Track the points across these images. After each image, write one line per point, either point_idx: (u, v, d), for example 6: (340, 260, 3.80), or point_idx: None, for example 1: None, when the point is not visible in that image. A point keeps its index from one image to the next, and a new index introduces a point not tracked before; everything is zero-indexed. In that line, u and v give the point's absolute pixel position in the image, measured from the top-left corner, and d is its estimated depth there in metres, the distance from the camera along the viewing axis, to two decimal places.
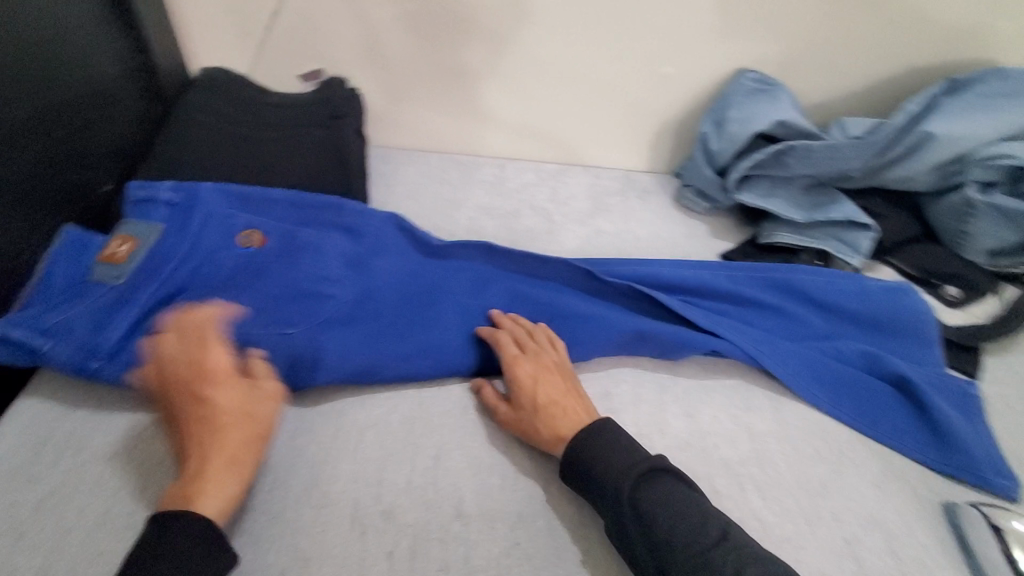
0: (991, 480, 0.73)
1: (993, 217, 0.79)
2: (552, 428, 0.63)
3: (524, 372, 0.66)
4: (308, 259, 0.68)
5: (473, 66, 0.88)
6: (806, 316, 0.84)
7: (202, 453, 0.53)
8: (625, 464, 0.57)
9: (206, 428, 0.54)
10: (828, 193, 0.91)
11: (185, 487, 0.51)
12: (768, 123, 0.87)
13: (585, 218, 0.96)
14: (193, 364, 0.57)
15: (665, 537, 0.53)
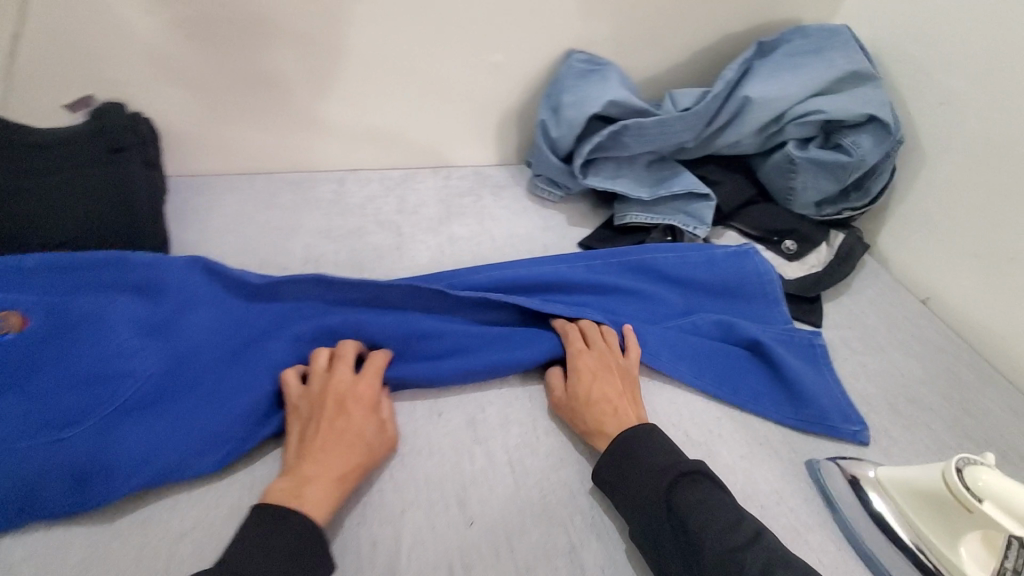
0: (840, 427, 0.65)
1: (813, 171, 0.83)
2: (599, 423, 0.58)
3: (587, 363, 0.62)
4: (98, 325, 0.56)
5: (283, 75, 0.80)
6: (662, 294, 0.73)
7: (315, 467, 0.51)
8: (662, 462, 0.53)
9: (334, 442, 0.53)
10: (669, 166, 0.87)
11: (293, 488, 0.50)
12: (601, 103, 0.81)
13: (437, 225, 0.85)
14: (347, 392, 0.56)
15: (694, 532, 0.48)
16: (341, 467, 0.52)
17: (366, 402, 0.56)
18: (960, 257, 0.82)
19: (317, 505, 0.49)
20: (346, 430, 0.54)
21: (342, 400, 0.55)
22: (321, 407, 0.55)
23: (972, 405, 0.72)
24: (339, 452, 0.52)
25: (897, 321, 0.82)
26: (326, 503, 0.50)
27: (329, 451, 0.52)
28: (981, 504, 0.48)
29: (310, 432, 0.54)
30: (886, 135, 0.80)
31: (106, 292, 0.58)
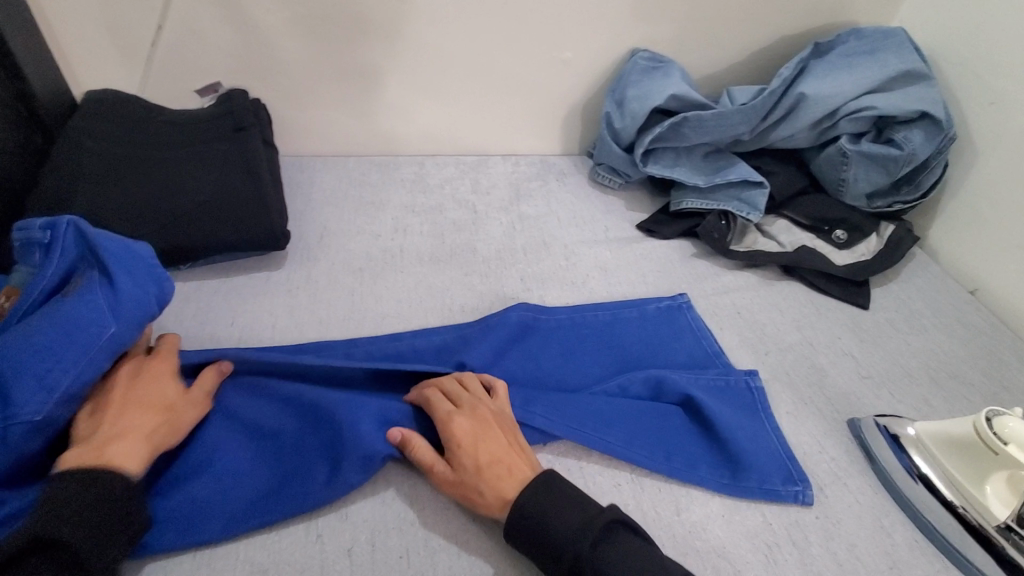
0: (781, 490, 0.58)
1: (864, 163, 0.88)
2: (500, 488, 0.52)
3: (461, 427, 0.54)
4: (72, 311, 0.52)
5: (378, 65, 0.92)
6: (586, 360, 0.68)
7: (123, 426, 0.51)
8: (578, 523, 0.48)
9: (133, 407, 0.52)
10: (726, 157, 0.93)
11: (94, 448, 0.48)
12: (663, 97, 0.88)
13: (508, 204, 0.94)
14: (143, 369, 0.57)
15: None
16: (148, 428, 0.52)
17: (161, 376, 0.57)
18: (1010, 249, 0.85)
19: (124, 457, 0.49)
20: (147, 397, 0.54)
21: (143, 376, 0.56)
22: (114, 381, 0.54)
23: (1011, 381, 0.75)
24: (141, 413, 0.52)
25: (943, 306, 0.85)
26: (141, 455, 0.50)
27: (131, 412, 0.52)
28: (1007, 446, 0.52)
29: (107, 398, 0.53)
30: (937, 131, 0.85)
31: (98, 288, 0.54)
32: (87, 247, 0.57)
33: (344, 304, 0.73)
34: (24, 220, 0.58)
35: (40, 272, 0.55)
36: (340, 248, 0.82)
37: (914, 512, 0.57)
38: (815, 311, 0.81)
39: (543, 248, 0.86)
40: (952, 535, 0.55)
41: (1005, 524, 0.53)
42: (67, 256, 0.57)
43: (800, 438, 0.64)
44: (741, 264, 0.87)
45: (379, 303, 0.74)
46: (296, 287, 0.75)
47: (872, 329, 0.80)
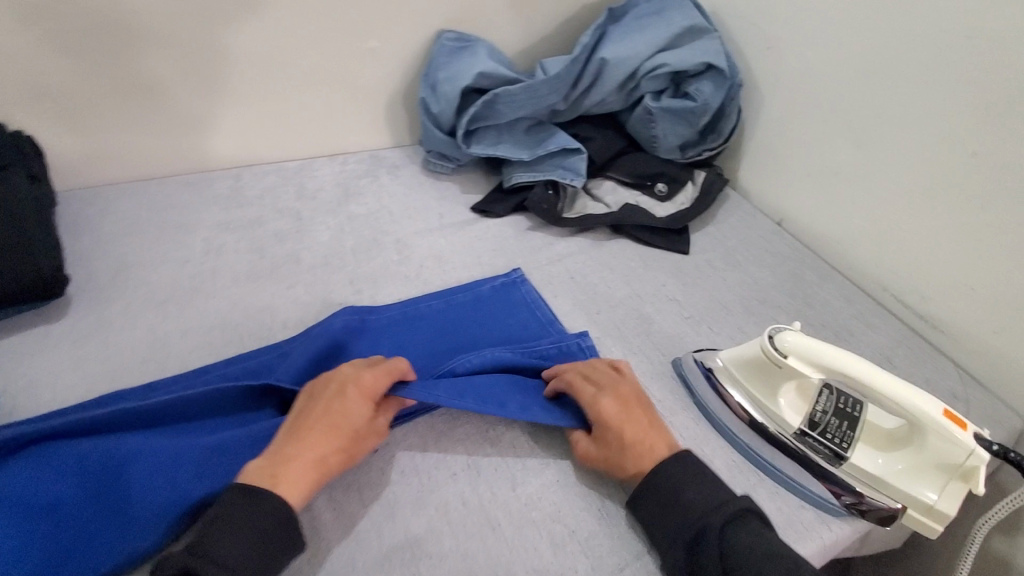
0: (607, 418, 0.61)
1: (668, 118, 0.93)
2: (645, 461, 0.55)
3: (376, 386, 0.55)
4: None
5: (160, 77, 0.82)
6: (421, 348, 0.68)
7: (300, 449, 0.51)
8: (713, 501, 0.51)
9: (324, 429, 0.52)
10: (546, 128, 0.95)
11: (271, 468, 0.50)
12: (471, 76, 0.88)
13: (336, 206, 0.90)
14: (352, 378, 0.55)
15: (746, 565, 0.46)
16: (325, 451, 0.52)
17: (368, 391, 0.55)
18: (801, 178, 0.94)
19: (292, 486, 0.49)
20: (343, 418, 0.53)
21: (345, 383, 0.55)
22: (326, 389, 0.55)
23: (812, 297, 0.84)
24: (329, 439, 0.52)
25: (753, 240, 0.93)
26: (298, 488, 0.50)
27: (353, 408, 0.54)
28: (787, 359, 0.57)
29: (278, 444, 0.52)
30: (724, 80, 0.92)
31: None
32: None
33: (145, 344, 0.66)
34: None
35: None
36: (141, 283, 0.73)
37: (729, 437, 0.62)
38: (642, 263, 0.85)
39: (373, 246, 0.83)
40: (763, 449, 0.60)
41: (800, 430, 0.58)
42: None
43: None
44: (572, 230, 0.90)
45: (188, 336, 0.68)
46: (87, 336, 0.67)
47: (693, 272, 0.85)
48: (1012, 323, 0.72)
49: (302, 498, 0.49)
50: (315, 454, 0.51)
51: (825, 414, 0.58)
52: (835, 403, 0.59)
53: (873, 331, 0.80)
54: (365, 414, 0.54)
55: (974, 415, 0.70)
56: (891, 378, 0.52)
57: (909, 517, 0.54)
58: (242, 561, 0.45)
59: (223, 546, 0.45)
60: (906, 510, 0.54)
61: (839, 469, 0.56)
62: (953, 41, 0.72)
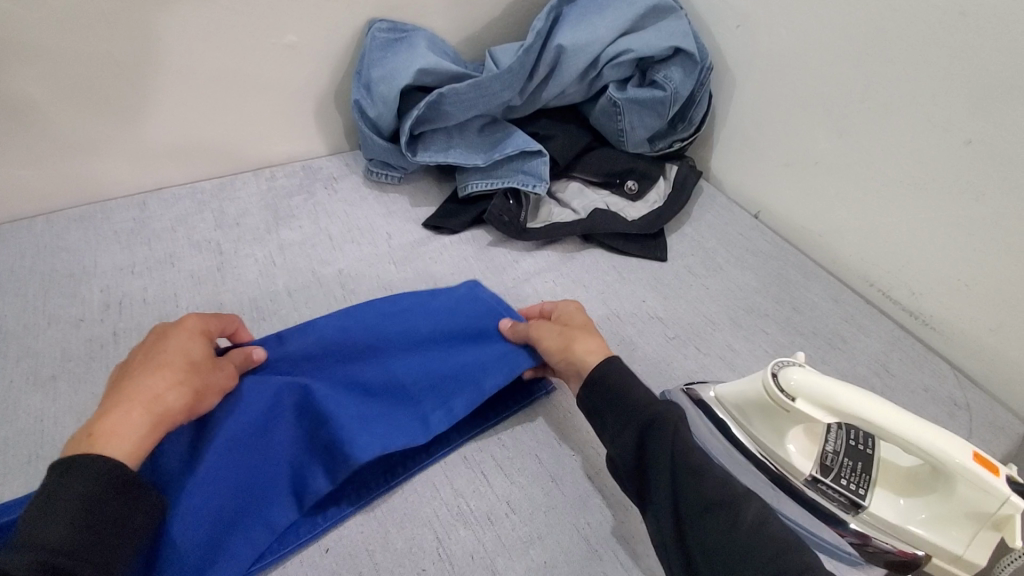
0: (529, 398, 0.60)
1: (635, 110, 0.84)
2: (579, 344, 0.57)
3: (200, 322, 0.51)
4: None
5: (25, 95, 0.67)
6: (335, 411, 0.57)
7: (124, 399, 0.44)
8: (652, 399, 0.52)
9: (141, 370, 0.46)
10: (501, 127, 0.84)
11: (90, 428, 0.42)
12: (410, 74, 0.76)
13: (265, 233, 0.78)
14: (169, 324, 0.50)
15: (688, 468, 0.47)
16: (159, 389, 0.45)
17: (190, 326, 0.50)
18: (777, 167, 0.87)
19: (119, 438, 0.42)
20: (161, 353, 0.47)
21: (164, 331, 0.49)
22: (144, 343, 0.49)
23: (800, 301, 0.78)
24: (151, 378, 0.45)
25: (734, 239, 0.86)
26: (130, 436, 0.43)
27: (172, 343, 0.48)
28: (796, 403, 0.50)
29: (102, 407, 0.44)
30: (693, 66, 0.83)
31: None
32: None
33: (31, 438, 0.54)
34: None
35: None
36: (23, 355, 0.60)
37: None
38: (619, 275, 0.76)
39: (312, 280, 0.71)
40: (768, 495, 0.54)
41: (811, 477, 0.52)
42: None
43: None
44: (538, 243, 0.81)
45: (87, 421, 0.56)
46: None
47: (674, 282, 0.78)
48: (1010, 322, 0.67)
49: (130, 446, 0.42)
50: (146, 398, 0.45)
51: (837, 454, 0.53)
52: (845, 442, 0.54)
53: (865, 335, 0.75)
54: (198, 347, 0.49)
55: (975, 425, 0.66)
56: (913, 419, 0.47)
57: (933, 564, 0.49)
58: (72, 535, 0.38)
59: (41, 521, 0.37)
60: (929, 558, 0.49)
61: (853, 516, 0.51)
62: (944, 17, 0.64)
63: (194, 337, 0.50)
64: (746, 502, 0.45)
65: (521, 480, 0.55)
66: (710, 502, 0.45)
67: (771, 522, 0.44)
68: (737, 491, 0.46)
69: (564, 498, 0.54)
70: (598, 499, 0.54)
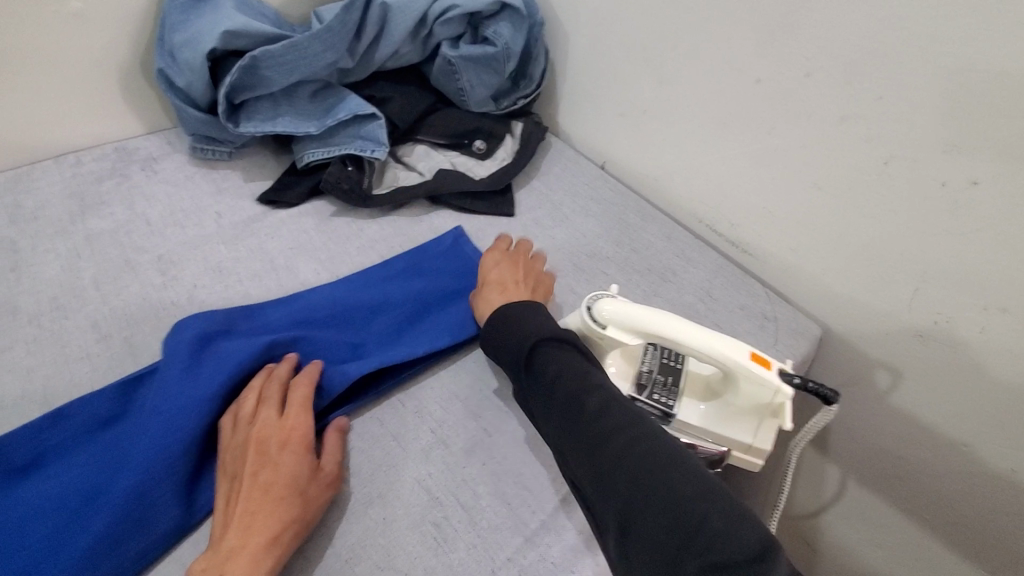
0: None
1: (470, 68, 0.84)
2: (479, 304, 0.63)
3: (307, 429, 0.52)
4: None
5: None
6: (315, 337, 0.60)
7: (245, 537, 0.45)
8: (526, 330, 0.55)
9: (261, 502, 0.47)
10: (335, 92, 0.81)
11: (217, 567, 0.44)
12: (215, 37, 0.70)
13: (70, 224, 0.70)
14: (272, 435, 0.50)
15: (549, 390, 0.51)
16: (278, 526, 0.46)
17: (297, 443, 0.50)
18: (613, 118, 0.91)
19: None
20: (276, 482, 0.48)
21: (269, 445, 0.50)
22: (247, 457, 0.49)
23: (637, 241, 0.83)
24: (271, 512, 0.46)
25: (581, 188, 0.90)
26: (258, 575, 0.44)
27: (285, 466, 0.49)
28: (606, 329, 0.55)
29: (224, 543, 0.46)
30: (521, 20, 0.83)
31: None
32: None
33: None
34: None
35: None
36: None
37: None
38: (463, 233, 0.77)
39: (125, 270, 0.65)
40: None
41: (630, 397, 0.57)
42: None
43: (459, 382, 0.62)
44: (384, 210, 0.79)
45: None
46: None
47: (520, 235, 0.80)
48: (807, 240, 0.76)
49: None
50: (264, 528, 0.46)
51: (652, 373, 0.58)
52: (659, 359, 0.59)
53: (693, 266, 0.82)
54: (305, 464, 0.50)
55: (782, 334, 0.75)
56: (699, 330, 0.53)
57: (733, 457, 0.56)
58: None
59: None
60: (731, 453, 0.56)
61: (666, 426, 0.57)
62: None
63: (297, 454, 0.50)
64: (598, 396, 0.50)
65: (362, 443, 0.56)
66: (566, 407, 0.49)
67: (620, 411, 0.49)
68: (593, 392, 0.50)
69: (406, 455, 0.55)
70: (439, 450, 0.56)
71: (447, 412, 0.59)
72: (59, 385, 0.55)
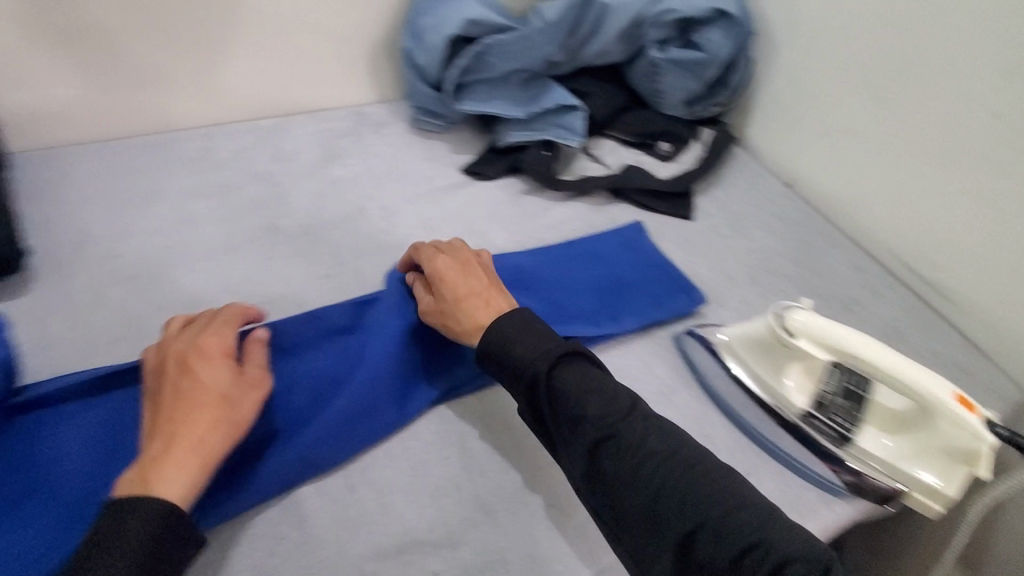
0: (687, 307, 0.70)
1: (674, 71, 0.86)
2: (454, 322, 0.57)
3: (224, 341, 0.51)
4: None
5: (111, 25, 0.74)
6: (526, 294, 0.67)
7: (171, 434, 0.45)
8: (540, 347, 0.53)
9: (183, 409, 0.46)
10: (543, 82, 0.87)
11: (143, 472, 0.43)
12: (459, 23, 0.80)
13: (317, 168, 0.84)
14: (188, 348, 0.49)
15: (574, 413, 0.50)
16: (204, 430, 0.45)
17: (214, 351, 0.49)
18: (811, 136, 0.89)
19: (186, 469, 0.43)
20: (199, 387, 0.47)
21: (184, 357, 0.48)
22: (166, 372, 0.48)
23: (818, 266, 0.80)
24: (192, 411, 0.45)
25: (763, 204, 0.89)
26: (190, 466, 0.43)
27: (204, 374, 0.47)
28: (797, 342, 0.56)
29: (148, 451, 0.44)
30: (736, 29, 0.84)
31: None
32: None
33: (117, 323, 0.62)
34: None
35: None
36: (107, 256, 0.68)
37: (733, 415, 0.60)
38: (642, 228, 0.80)
39: (356, 213, 0.78)
40: (766, 430, 0.59)
41: (806, 412, 0.58)
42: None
43: (628, 363, 0.65)
44: (571, 195, 0.84)
45: (164, 313, 0.64)
46: (49, 316, 0.62)
47: (698, 239, 0.81)
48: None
49: (195, 483, 0.43)
50: (208, 431, 0.45)
51: (834, 396, 0.59)
52: (844, 383, 0.59)
53: (879, 302, 0.77)
54: (268, 362, 0.50)
55: (978, 391, 0.69)
56: (894, 356, 0.52)
57: (908, 497, 0.55)
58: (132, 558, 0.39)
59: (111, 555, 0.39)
60: (909, 493, 0.55)
61: (843, 450, 0.57)
62: None
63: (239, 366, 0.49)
64: (627, 422, 0.50)
65: None
66: (599, 436, 0.49)
67: (656, 431, 0.50)
68: (623, 413, 0.51)
69: None
70: None
71: None
72: (306, 296, 0.67)
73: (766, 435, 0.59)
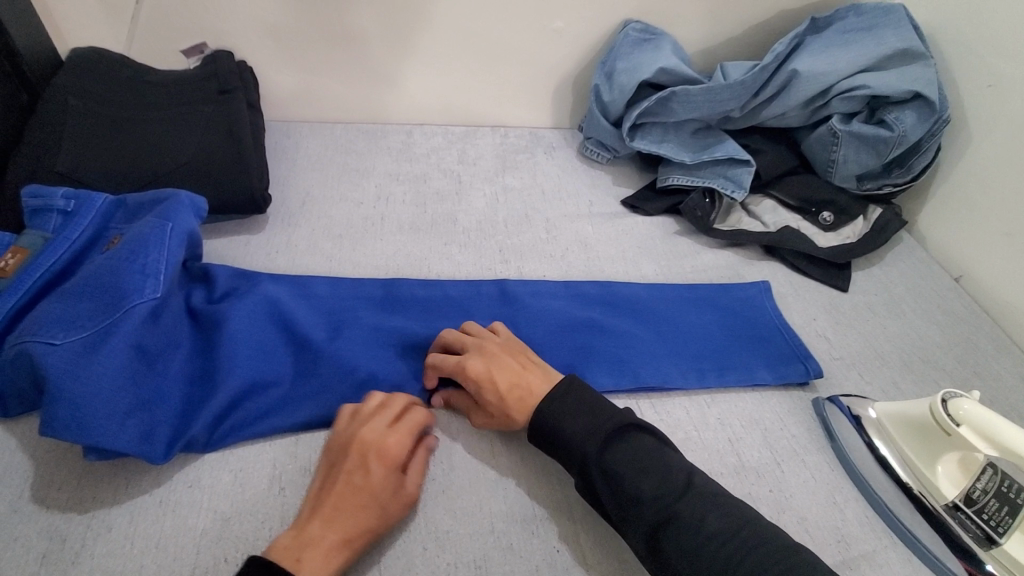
0: (792, 373, 0.69)
1: (854, 144, 0.86)
2: (510, 419, 0.56)
3: (399, 451, 0.52)
4: (137, 235, 0.59)
5: (364, 32, 0.89)
6: (644, 325, 0.71)
7: (330, 526, 0.47)
8: (588, 428, 0.52)
9: (347, 502, 0.48)
10: (715, 134, 0.91)
11: (295, 551, 0.46)
12: (652, 70, 0.87)
13: (493, 175, 0.94)
14: (375, 444, 0.51)
15: (629, 491, 0.49)
16: (353, 533, 0.48)
17: (390, 457, 0.51)
18: (993, 237, 0.84)
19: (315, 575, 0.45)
20: (363, 488, 0.49)
21: (368, 451, 0.51)
22: (347, 459, 0.51)
23: (982, 368, 0.76)
24: (353, 514, 0.48)
25: (925, 292, 0.85)
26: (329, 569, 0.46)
27: (375, 478, 0.49)
28: (960, 428, 0.55)
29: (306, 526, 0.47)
30: (930, 114, 0.84)
31: (153, 232, 0.59)
32: (123, 208, 0.64)
33: (323, 270, 0.74)
34: (37, 187, 0.62)
35: (74, 230, 0.61)
36: (321, 215, 0.82)
37: (871, 493, 0.60)
38: (769, 288, 0.78)
39: (524, 221, 0.86)
40: (901, 512, 0.58)
41: (953, 504, 0.57)
42: (97, 222, 0.62)
43: (763, 415, 0.66)
44: (723, 244, 0.87)
45: (358, 270, 0.75)
46: (276, 253, 0.76)
47: (848, 312, 0.80)
48: None
49: None
50: (351, 516, 0.48)
51: (985, 493, 0.57)
52: (998, 485, 0.57)
53: None
54: (389, 484, 0.50)
55: None
56: None
57: None
58: None
59: None
60: None
61: (986, 552, 0.55)
62: None
63: (354, 469, 0.50)
64: (685, 498, 0.48)
65: (666, 419, 0.64)
66: (656, 516, 0.48)
67: (715, 507, 0.48)
68: (676, 491, 0.49)
69: (704, 451, 0.62)
70: (732, 460, 0.61)
71: (746, 433, 0.64)
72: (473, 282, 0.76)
73: (903, 517, 0.58)
